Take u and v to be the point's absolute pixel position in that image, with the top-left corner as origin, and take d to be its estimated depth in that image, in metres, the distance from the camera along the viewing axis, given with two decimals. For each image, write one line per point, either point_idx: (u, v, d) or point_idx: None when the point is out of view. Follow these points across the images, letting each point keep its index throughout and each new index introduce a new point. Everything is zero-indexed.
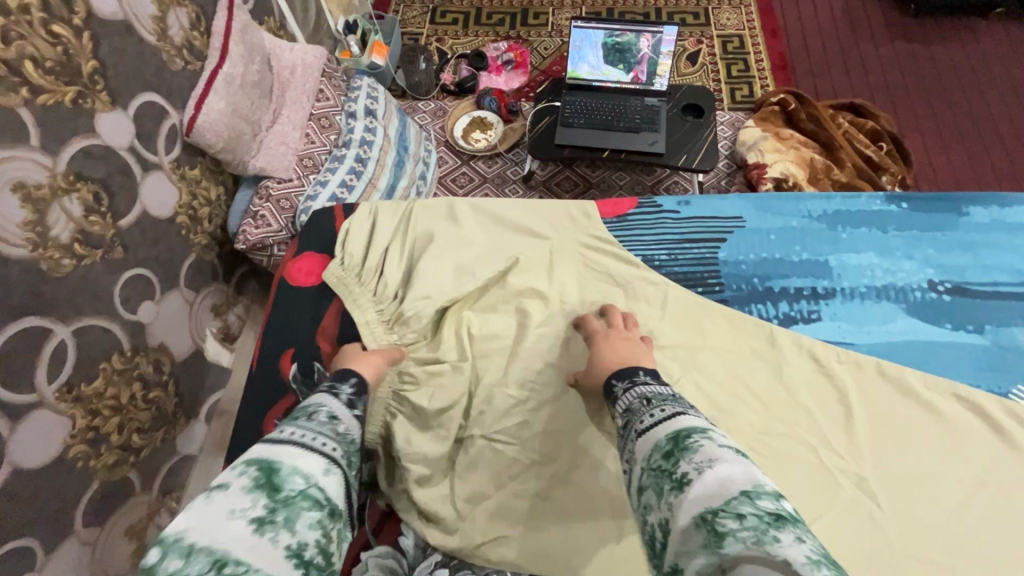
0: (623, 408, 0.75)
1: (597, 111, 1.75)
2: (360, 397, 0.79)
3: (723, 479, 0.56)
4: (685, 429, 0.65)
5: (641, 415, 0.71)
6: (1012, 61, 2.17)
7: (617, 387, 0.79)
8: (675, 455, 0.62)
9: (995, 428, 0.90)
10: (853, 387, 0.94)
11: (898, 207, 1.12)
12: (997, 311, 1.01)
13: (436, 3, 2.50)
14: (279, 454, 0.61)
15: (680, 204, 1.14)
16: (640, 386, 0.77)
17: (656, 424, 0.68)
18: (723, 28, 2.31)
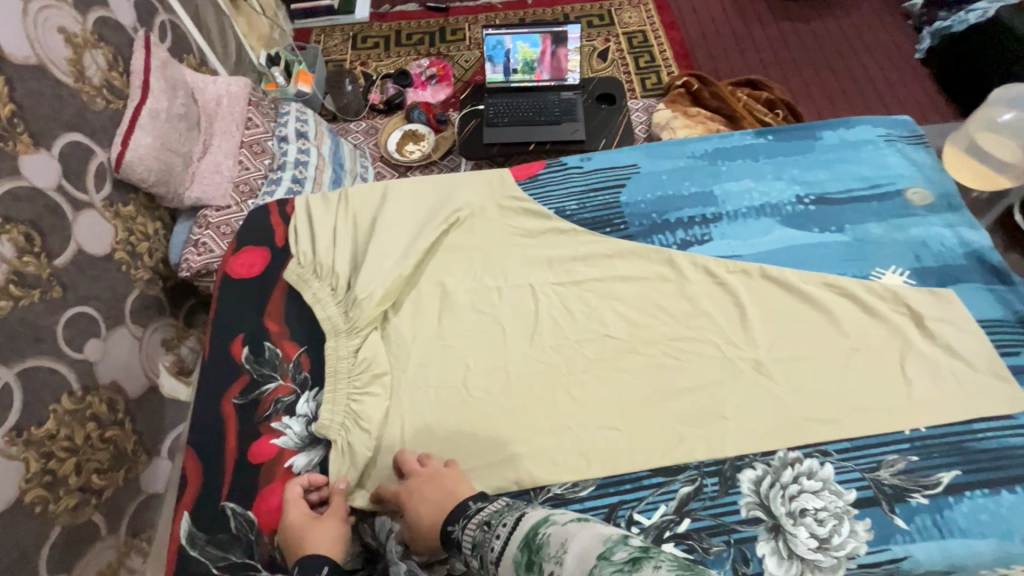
0: (471, 543, 0.70)
1: (519, 109, 1.86)
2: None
3: (581, 553, 0.57)
4: (529, 533, 0.65)
5: (489, 543, 0.68)
6: (879, 28, 2.44)
7: (456, 529, 0.74)
8: (537, 562, 0.61)
9: (859, 305, 1.00)
10: (746, 291, 1.04)
11: (766, 139, 1.24)
12: (854, 212, 1.12)
13: (356, 30, 2.59)
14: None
15: (583, 160, 1.23)
16: (474, 516, 0.74)
17: (508, 546, 0.65)
18: (626, 26, 2.51)
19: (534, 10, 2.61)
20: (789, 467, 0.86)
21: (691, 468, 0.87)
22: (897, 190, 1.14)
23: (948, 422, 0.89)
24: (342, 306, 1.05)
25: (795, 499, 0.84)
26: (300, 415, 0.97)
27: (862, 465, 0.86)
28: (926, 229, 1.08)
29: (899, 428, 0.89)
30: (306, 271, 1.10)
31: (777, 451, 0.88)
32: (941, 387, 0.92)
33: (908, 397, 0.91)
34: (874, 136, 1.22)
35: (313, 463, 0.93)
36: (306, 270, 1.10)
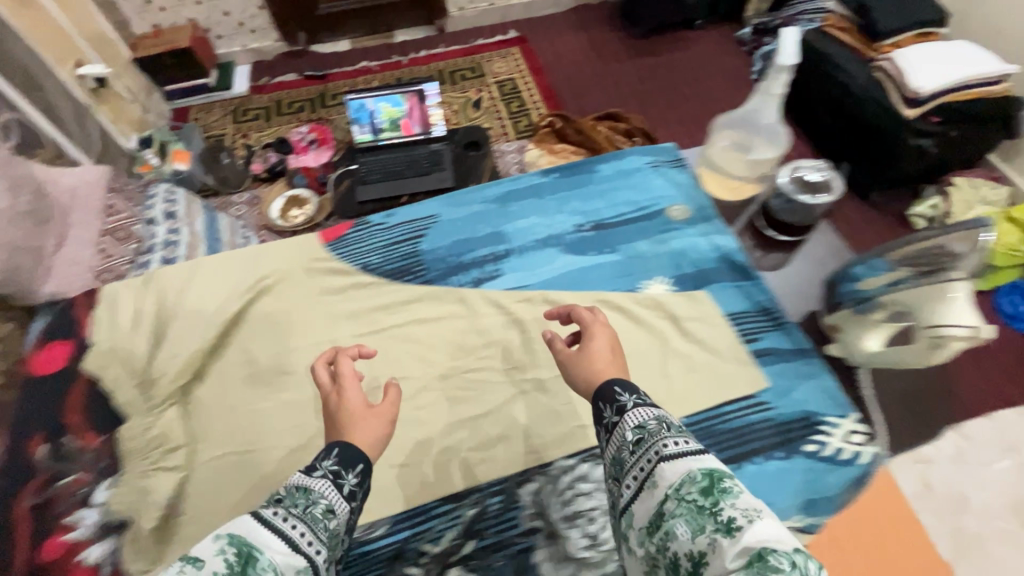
0: (636, 424, 0.80)
1: (390, 165, 1.95)
2: (353, 467, 0.83)
3: (760, 532, 0.61)
4: (717, 471, 0.70)
5: (663, 440, 0.76)
6: (719, 56, 2.74)
7: (625, 399, 0.85)
8: (715, 495, 0.67)
9: (616, 307, 1.29)
10: (523, 313, 1.32)
11: (551, 179, 1.52)
12: (616, 234, 1.42)
13: (236, 104, 2.63)
14: (268, 543, 0.69)
15: (385, 217, 1.49)
16: (651, 407, 0.83)
17: (682, 458, 0.73)
18: (497, 75, 2.69)
19: (409, 69, 2.75)
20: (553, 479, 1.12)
21: (477, 492, 1.13)
22: (659, 210, 1.45)
23: (671, 398, 1.17)
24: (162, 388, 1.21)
25: (567, 504, 1.10)
26: (97, 507, 1.07)
27: (581, 455, 1.16)
28: (685, 240, 1.40)
29: (642, 410, 1.17)
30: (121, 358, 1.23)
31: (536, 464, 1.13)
32: (667, 369, 1.21)
33: (650, 378, 1.20)
34: (640, 165, 1.53)
35: (106, 552, 1.04)
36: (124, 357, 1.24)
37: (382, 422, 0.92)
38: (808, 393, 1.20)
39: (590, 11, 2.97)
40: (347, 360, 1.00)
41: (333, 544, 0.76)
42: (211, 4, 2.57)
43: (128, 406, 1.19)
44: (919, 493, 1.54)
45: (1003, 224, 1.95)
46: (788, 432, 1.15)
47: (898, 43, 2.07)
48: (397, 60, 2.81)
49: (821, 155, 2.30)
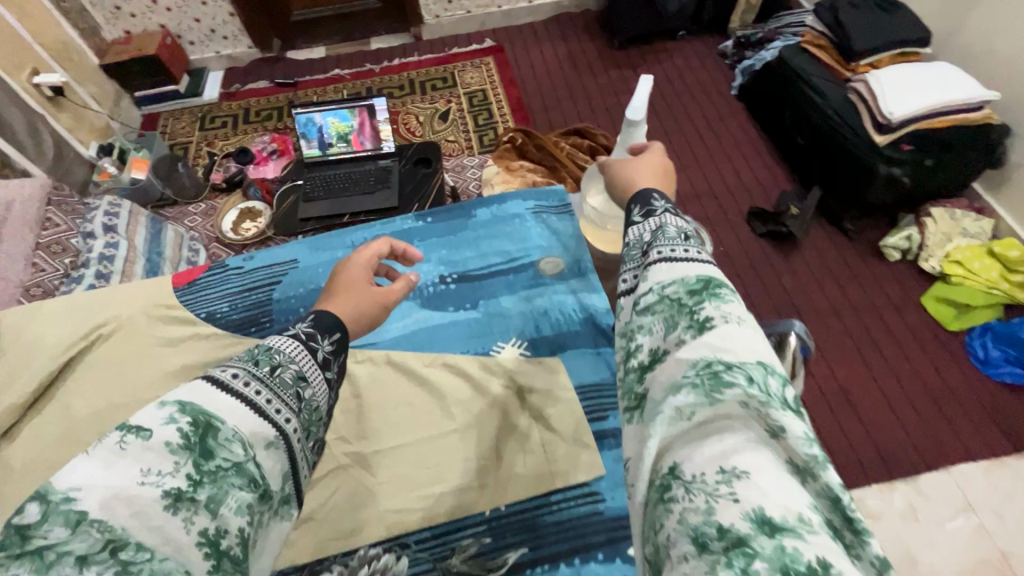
0: (654, 227, 0.67)
1: (335, 181, 1.91)
2: (338, 354, 0.67)
3: (751, 351, 0.50)
4: (718, 280, 0.57)
5: (674, 245, 0.62)
6: (699, 70, 2.64)
7: (658, 205, 0.72)
8: (703, 299, 0.55)
9: (469, 380, 0.99)
10: (367, 377, 1.02)
11: (423, 222, 1.28)
12: (489, 287, 1.15)
13: (205, 111, 2.62)
14: (224, 410, 0.52)
15: (244, 259, 1.20)
16: (674, 219, 0.68)
17: (684, 262, 0.60)
18: (468, 86, 2.63)
19: (381, 77, 2.71)
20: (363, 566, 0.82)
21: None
22: (532, 261, 1.17)
23: (527, 497, 0.86)
24: None
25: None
26: None
27: (433, 555, 0.82)
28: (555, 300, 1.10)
29: (480, 507, 0.86)
30: None
31: (358, 548, 0.84)
32: (529, 462, 0.89)
33: (498, 472, 0.89)
34: (522, 210, 1.28)
35: None
36: None
37: (375, 303, 0.79)
38: None
39: (571, 20, 2.90)
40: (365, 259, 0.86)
41: (307, 429, 0.60)
42: (182, 11, 2.57)
43: None
44: None
45: (980, 259, 1.82)
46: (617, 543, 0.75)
47: (875, 64, 1.96)
48: (370, 68, 2.76)
49: (794, 178, 2.19)
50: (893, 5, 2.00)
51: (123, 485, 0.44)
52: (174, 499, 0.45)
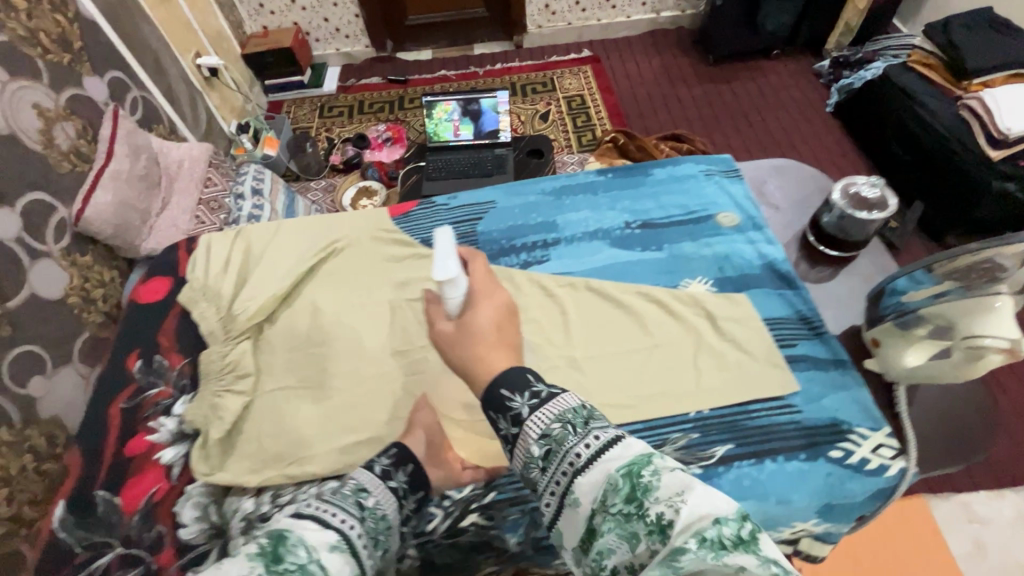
0: (539, 433, 0.55)
1: (455, 164, 2.07)
2: (401, 466, 0.67)
3: (700, 506, 0.42)
4: (634, 463, 0.48)
5: (572, 448, 0.52)
6: (794, 87, 2.70)
7: (516, 404, 0.58)
8: (636, 496, 0.45)
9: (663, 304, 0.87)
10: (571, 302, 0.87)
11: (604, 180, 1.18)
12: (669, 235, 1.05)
13: (323, 101, 2.86)
14: (291, 522, 0.50)
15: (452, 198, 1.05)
16: (551, 403, 0.57)
17: (597, 462, 0.49)
18: (566, 91, 2.78)
19: (484, 79, 2.89)
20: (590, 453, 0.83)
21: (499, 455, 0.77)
22: (709, 214, 0.97)
23: (736, 403, 0.75)
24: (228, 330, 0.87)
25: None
26: (176, 416, 0.80)
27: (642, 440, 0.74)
28: (731, 243, 0.92)
29: (683, 409, 0.75)
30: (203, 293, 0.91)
31: None
32: (733, 379, 0.78)
33: (696, 385, 0.77)
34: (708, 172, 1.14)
35: (180, 454, 0.77)
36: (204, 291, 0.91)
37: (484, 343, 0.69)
38: (844, 404, 0.74)
39: (665, 36, 3.03)
40: (427, 415, 0.77)
41: (373, 538, 0.55)
42: (314, 11, 2.84)
43: (205, 335, 0.86)
44: (969, 554, 1.42)
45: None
46: (816, 436, 0.72)
47: (989, 83, 1.97)
48: (473, 71, 2.95)
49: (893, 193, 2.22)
50: (1007, 27, 2.03)
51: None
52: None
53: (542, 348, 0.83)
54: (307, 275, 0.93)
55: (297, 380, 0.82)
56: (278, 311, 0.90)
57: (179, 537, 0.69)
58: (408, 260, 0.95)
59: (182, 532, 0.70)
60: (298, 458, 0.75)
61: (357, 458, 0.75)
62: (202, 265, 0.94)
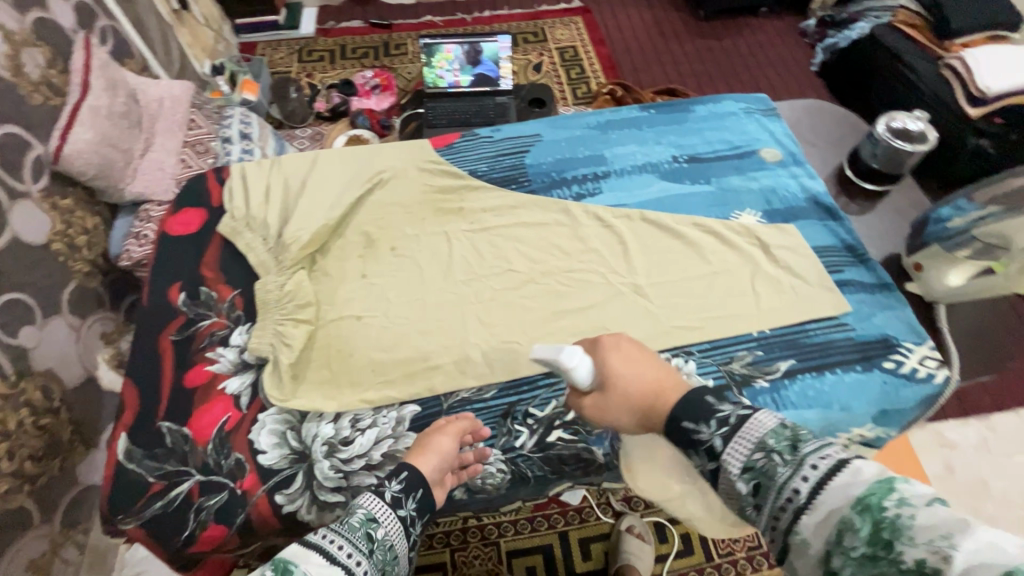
0: (742, 467, 0.49)
1: (455, 112, 1.98)
2: (412, 493, 0.60)
3: (981, 548, 0.36)
4: (872, 490, 0.42)
5: (788, 482, 0.46)
6: (780, 45, 2.75)
7: (707, 435, 0.52)
8: (885, 539, 0.40)
9: (721, 235, 0.88)
10: (628, 230, 0.89)
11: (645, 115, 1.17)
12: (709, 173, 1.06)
13: (301, 44, 2.66)
14: (299, 553, 0.48)
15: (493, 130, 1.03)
16: (745, 429, 0.51)
17: (824, 497, 0.44)
18: (558, 42, 2.71)
19: (472, 28, 2.71)
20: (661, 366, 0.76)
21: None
22: (753, 150, 0.99)
23: (793, 323, 0.80)
24: (282, 259, 0.83)
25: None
26: (236, 345, 0.77)
27: (713, 358, 0.77)
28: (776, 178, 0.95)
29: (747, 329, 0.79)
30: (249, 227, 0.86)
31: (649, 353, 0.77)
32: (789, 303, 0.81)
33: (755, 307, 0.81)
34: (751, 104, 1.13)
35: (245, 384, 0.74)
36: (252, 225, 0.87)
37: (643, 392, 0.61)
38: (891, 322, 0.80)
39: None
40: (448, 439, 0.66)
41: (381, 571, 0.53)
42: None
43: (258, 266, 0.83)
44: (941, 476, 1.39)
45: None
46: (870, 350, 0.77)
47: (968, 45, 2.08)
48: (460, 17, 2.77)
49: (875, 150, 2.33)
50: None
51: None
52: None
53: (604, 276, 0.84)
54: (355, 205, 0.90)
55: (360, 308, 0.81)
56: (328, 242, 0.87)
57: (261, 462, 0.68)
58: (458, 191, 0.93)
59: (262, 457, 0.69)
60: (374, 384, 0.74)
61: (434, 382, 0.74)
62: (241, 196, 0.89)
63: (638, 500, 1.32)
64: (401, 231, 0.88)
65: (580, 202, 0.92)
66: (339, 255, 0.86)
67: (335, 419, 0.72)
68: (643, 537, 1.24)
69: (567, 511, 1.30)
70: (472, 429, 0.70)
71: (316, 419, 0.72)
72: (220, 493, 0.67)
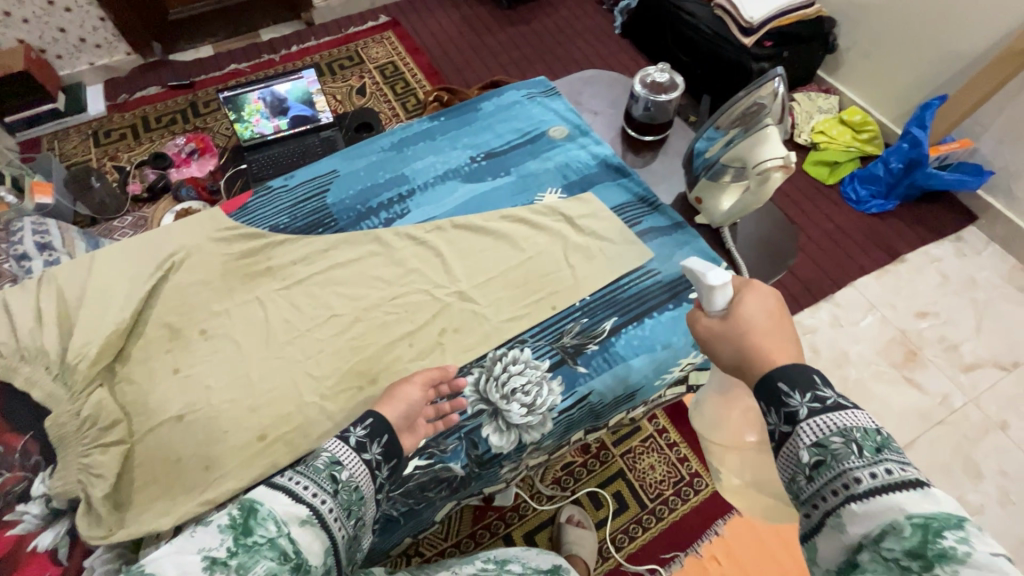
0: (813, 441, 0.47)
1: (281, 158, 1.90)
2: (378, 438, 0.60)
3: None
4: (937, 517, 0.40)
5: (854, 470, 0.44)
6: (582, 17, 2.91)
7: (796, 402, 0.49)
8: (928, 557, 0.39)
9: (528, 222, 0.92)
10: (443, 242, 0.90)
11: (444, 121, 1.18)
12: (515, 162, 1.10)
13: (93, 126, 2.34)
14: (265, 494, 0.50)
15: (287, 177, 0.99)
16: (836, 413, 0.48)
17: (888, 499, 0.42)
18: (376, 60, 2.66)
19: (283, 66, 2.58)
20: (500, 361, 0.79)
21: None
22: (542, 131, 1.04)
23: (608, 284, 0.85)
24: (73, 384, 0.73)
25: (505, 381, 0.77)
26: (39, 497, 0.66)
27: (543, 336, 0.81)
28: (567, 152, 1.01)
29: (570, 302, 0.84)
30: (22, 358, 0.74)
31: (487, 353, 0.80)
32: (597, 268, 0.87)
33: (572, 280, 0.85)
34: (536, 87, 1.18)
35: (60, 538, 0.64)
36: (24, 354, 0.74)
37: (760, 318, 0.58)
38: (689, 256, 0.88)
39: None
40: (414, 389, 0.68)
41: (348, 511, 0.54)
42: (42, 21, 2.21)
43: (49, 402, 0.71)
44: (809, 360, 1.54)
45: (836, 127, 1.93)
46: (676, 287, 0.85)
47: None
48: (268, 58, 2.61)
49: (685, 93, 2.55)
50: None
51: (183, 563, 0.43)
52: (211, 566, 0.44)
53: (428, 293, 0.85)
54: (150, 300, 0.83)
55: (180, 406, 0.75)
56: (127, 347, 0.80)
57: None
58: (260, 251, 0.89)
59: None
60: (216, 482, 0.70)
61: (278, 458, 0.72)
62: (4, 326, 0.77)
63: (567, 477, 1.35)
64: (212, 310, 0.83)
65: (391, 227, 0.92)
66: (148, 356, 0.79)
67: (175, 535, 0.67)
68: (583, 524, 1.26)
69: (505, 513, 1.30)
70: (444, 378, 0.73)
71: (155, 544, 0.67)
72: None
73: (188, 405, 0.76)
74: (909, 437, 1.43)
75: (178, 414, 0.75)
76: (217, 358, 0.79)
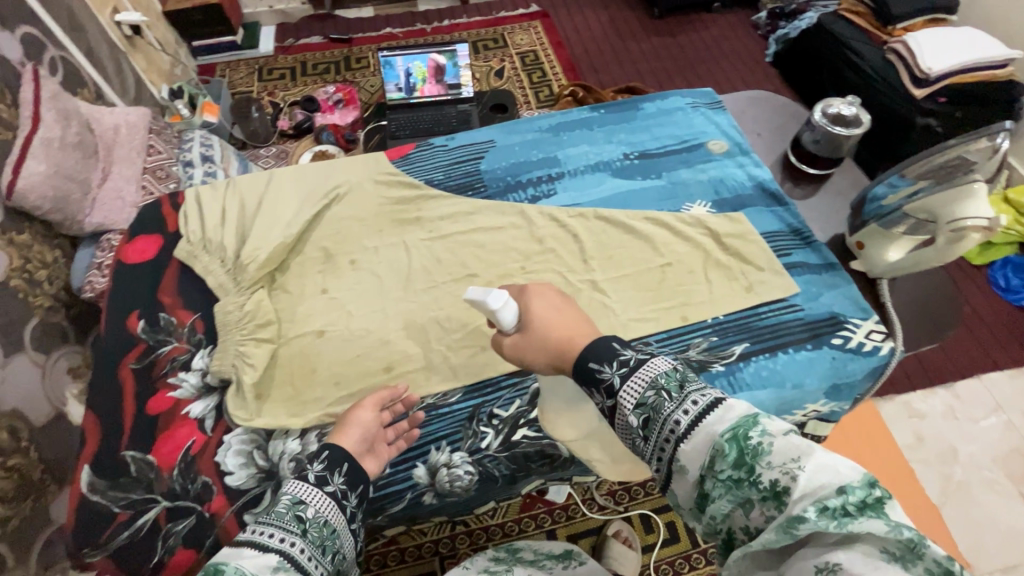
0: (635, 403, 0.50)
1: (418, 122, 1.99)
2: (337, 468, 0.58)
3: (824, 473, 0.39)
4: (738, 425, 0.44)
5: (670, 416, 0.48)
6: (733, 39, 2.81)
7: (607, 376, 0.53)
8: (747, 462, 0.42)
9: (668, 227, 0.91)
10: (584, 229, 0.91)
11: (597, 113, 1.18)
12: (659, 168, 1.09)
13: (260, 62, 2.58)
14: (228, 555, 0.46)
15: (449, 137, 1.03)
16: (641, 366, 0.52)
17: (699, 426, 0.46)
18: (519, 46, 2.72)
19: (433, 36, 2.70)
20: None
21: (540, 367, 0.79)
22: (700, 142, 1.02)
23: (745, 309, 0.83)
24: (242, 281, 0.83)
25: None
26: (199, 369, 0.78)
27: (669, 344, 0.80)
28: (723, 168, 0.99)
29: (703, 317, 0.82)
30: (209, 253, 0.86)
31: None
32: (735, 289, 0.84)
33: (708, 296, 0.83)
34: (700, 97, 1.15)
35: (209, 407, 0.75)
36: (211, 250, 0.86)
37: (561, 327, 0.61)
38: (837, 300, 0.83)
39: None
40: (366, 413, 0.66)
41: (321, 547, 0.51)
42: None
43: (218, 291, 0.83)
44: (912, 446, 1.41)
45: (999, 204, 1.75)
46: (818, 328, 0.81)
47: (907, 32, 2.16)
48: (420, 28, 2.74)
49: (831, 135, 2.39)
50: None
51: None
52: None
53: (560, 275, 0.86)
54: (312, 222, 0.91)
55: (322, 324, 0.82)
56: (287, 260, 0.88)
57: (227, 483, 0.69)
58: (412, 201, 0.94)
59: (230, 478, 0.70)
60: (342, 399, 0.76)
61: None
62: (196, 220, 0.89)
63: (623, 493, 1.32)
64: (360, 244, 0.90)
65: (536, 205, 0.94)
66: (301, 272, 0.87)
67: (300, 435, 0.73)
68: (629, 543, 1.23)
69: (553, 509, 1.29)
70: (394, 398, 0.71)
71: (283, 436, 0.73)
72: (187, 515, 0.68)
73: (326, 323, 0.82)
74: (1013, 560, 1.27)
75: (318, 328, 0.82)
76: (358, 287, 0.85)
